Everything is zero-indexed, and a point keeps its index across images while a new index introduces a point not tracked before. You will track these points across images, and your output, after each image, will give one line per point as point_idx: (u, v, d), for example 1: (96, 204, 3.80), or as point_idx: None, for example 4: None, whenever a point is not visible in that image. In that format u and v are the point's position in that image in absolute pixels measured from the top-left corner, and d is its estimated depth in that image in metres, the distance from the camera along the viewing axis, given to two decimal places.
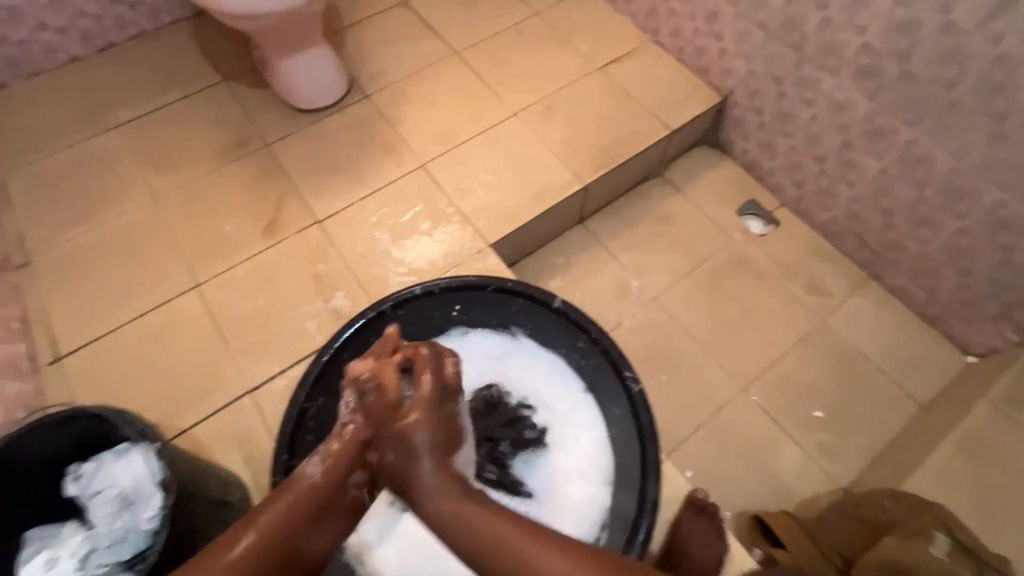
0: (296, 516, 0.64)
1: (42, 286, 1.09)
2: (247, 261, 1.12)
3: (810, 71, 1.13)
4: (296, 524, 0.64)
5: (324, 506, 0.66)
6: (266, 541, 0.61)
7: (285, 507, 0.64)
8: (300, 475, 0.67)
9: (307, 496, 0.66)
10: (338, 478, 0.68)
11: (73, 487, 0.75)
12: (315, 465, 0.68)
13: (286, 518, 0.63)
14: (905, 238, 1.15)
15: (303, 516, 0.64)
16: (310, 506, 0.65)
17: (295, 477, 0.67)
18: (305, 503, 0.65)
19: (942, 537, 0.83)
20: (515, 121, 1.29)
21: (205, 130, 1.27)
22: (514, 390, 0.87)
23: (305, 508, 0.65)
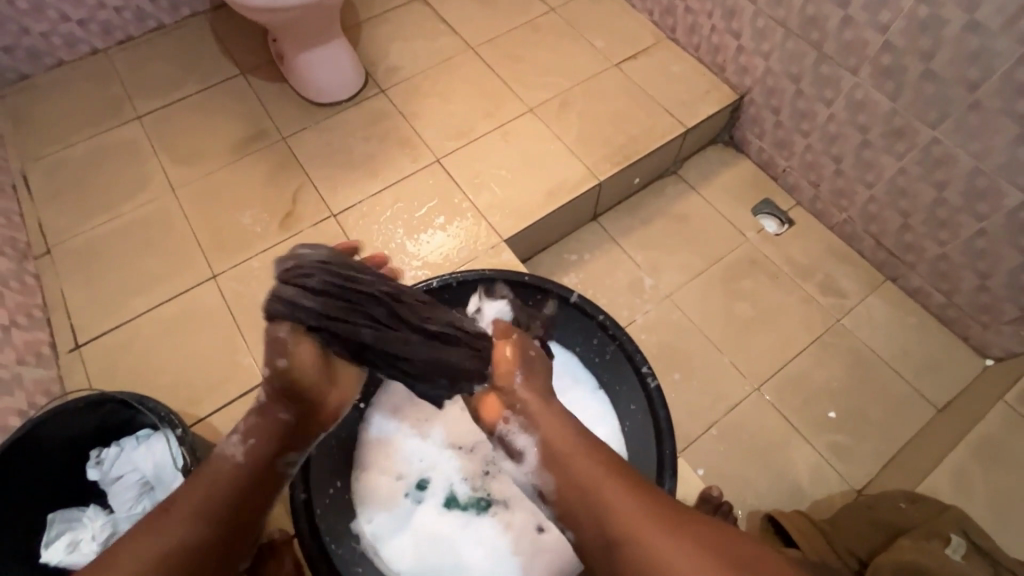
0: (227, 497, 0.61)
1: (62, 274, 1.11)
2: (264, 253, 1.13)
3: (829, 69, 1.12)
4: (227, 508, 0.60)
5: (252, 486, 0.63)
6: (195, 529, 0.57)
7: (216, 489, 0.61)
8: (219, 457, 0.63)
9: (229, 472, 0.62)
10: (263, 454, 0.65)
11: (95, 472, 0.76)
12: (235, 445, 0.64)
13: (220, 501, 0.60)
14: (924, 240, 1.14)
15: (228, 492, 0.61)
16: (240, 483, 0.62)
17: (214, 460, 0.63)
18: (231, 483, 0.62)
19: (958, 539, 0.81)
20: (530, 117, 1.29)
21: (222, 122, 1.28)
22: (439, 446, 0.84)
23: (238, 485, 0.62)
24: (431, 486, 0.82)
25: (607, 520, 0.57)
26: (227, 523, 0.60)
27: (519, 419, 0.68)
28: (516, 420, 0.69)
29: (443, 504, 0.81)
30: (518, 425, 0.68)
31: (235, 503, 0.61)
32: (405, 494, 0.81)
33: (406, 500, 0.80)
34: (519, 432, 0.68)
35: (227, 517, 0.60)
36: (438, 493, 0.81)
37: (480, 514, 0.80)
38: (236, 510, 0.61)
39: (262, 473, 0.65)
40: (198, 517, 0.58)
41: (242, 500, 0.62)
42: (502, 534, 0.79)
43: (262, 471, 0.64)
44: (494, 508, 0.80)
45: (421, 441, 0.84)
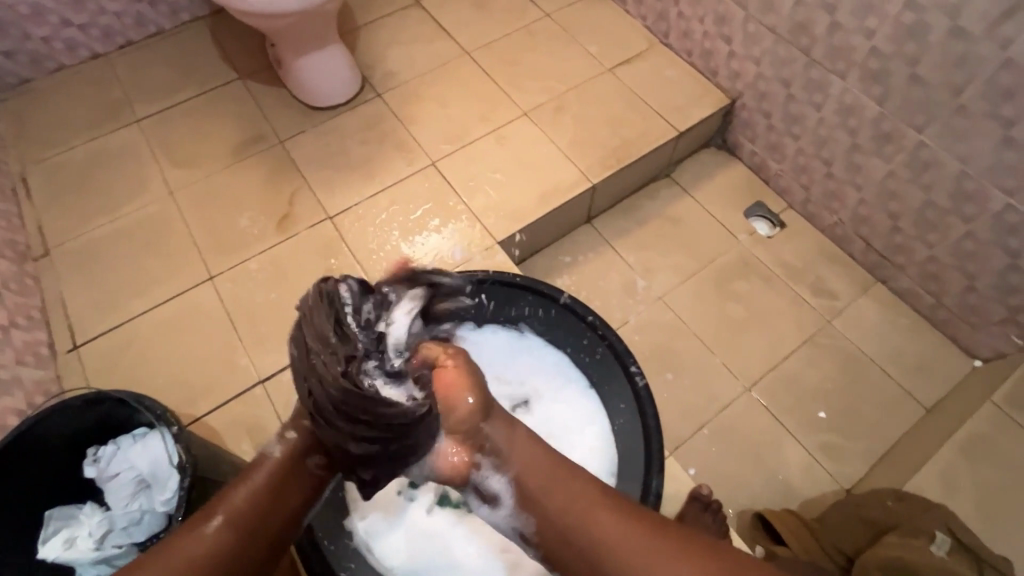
0: (260, 502, 0.61)
1: (61, 276, 1.12)
2: (260, 255, 1.15)
3: (818, 74, 1.14)
4: (258, 514, 0.61)
5: (283, 490, 0.63)
6: (224, 540, 0.58)
7: (251, 493, 0.61)
8: (261, 455, 0.64)
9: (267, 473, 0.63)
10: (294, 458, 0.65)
11: (92, 469, 0.77)
12: (274, 444, 0.65)
13: (253, 508, 0.61)
14: (913, 242, 1.15)
15: (261, 496, 0.62)
16: (274, 486, 0.63)
17: (257, 457, 0.64)
18: (265, 486, 0.62)
19: (942, 535, 0.82)
20: (524, 121, 1.31)
21: (221, 126, 1.29)
22: None
23: (269, 490, 0.62)
24: (425, 484, 0.83)
25: (601, 560, 0.55)
26: (259, 529, 0.61)
27: (490, 459, 0.61)
28: (487, 463, 0.61)
29: (436, 502, 0.82)
30: (489, 467, 0.61)
31: (266, 509, 0.62)
32: (398, 492, 0.82)
33: (400, 498, 0.81)
34: (491, 473, 0.61)
35: (255, 519, 0.60)
36: (432, 491, 0.82)
37: (473, 511, 0.81)
38: (268, 516, 0.62)
39: (294, 472, 0.65)
40: (231, 526, 0.59)
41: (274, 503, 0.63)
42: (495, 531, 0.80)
43: (295, 474, 0.65)
44: None
45: None
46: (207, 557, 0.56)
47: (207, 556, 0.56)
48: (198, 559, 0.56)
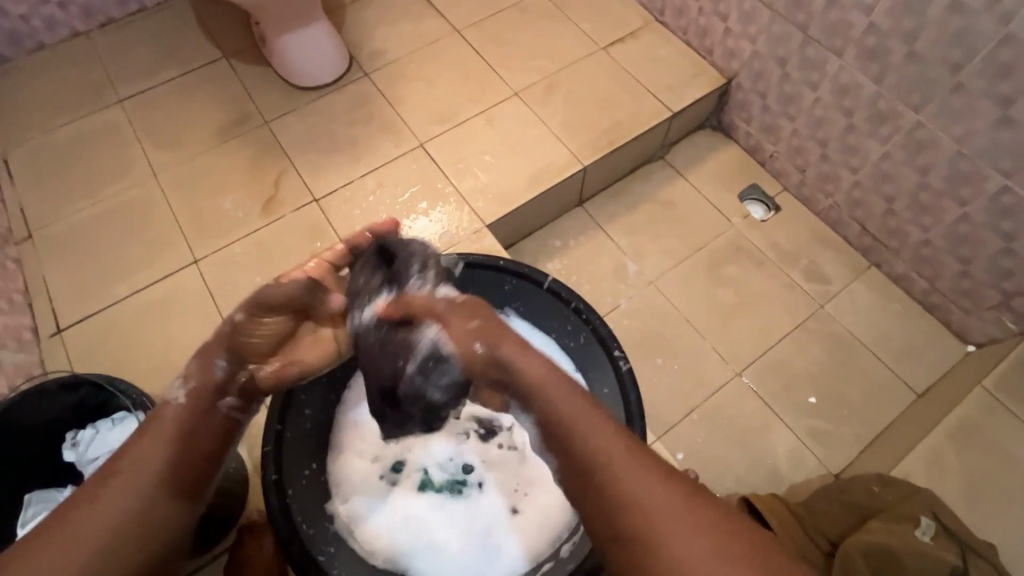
0: (177, 447, 0.60)
1: (44, 259, 1.11)
2: (245, 239, 1.13)
3: (814, 52, 1.10)
4: (177, 456, 0.60)
5: (192, 433, 0.62)
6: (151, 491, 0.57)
7: (166, 440, 0.60)
8: (164, 403, 0.64)
9: (177, 416, 0.62)
10: (204, 400, 0.64)
11: (71, 453, 0.77)
12: (179, 391, 0.65)
13: (171, 452, 0.59)
14: (907, 225, 1.13)
15: (178, 440, 0.61)
16: (186, 429, 0.62)
17: (160, 406, 0.63)
18: (177, 430, 0.61)
19: (926, 521, 0.83)
20: (515, 101, 1.28)
21: (205, 106, 1.27)
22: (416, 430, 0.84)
23: (184, 434, 0.61)
24: (407, 469, 0.83)
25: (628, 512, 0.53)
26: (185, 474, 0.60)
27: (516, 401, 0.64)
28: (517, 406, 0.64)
29: (418, 486, 0.81)
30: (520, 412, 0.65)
31: (184, 451, 0.61)
32: (380, 477, 0.81)
33: (382, 483, 0.81)
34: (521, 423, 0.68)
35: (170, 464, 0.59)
36: (413, 476, 0.82)
37: (455, 496, 0.81)
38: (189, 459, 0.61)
39: (205, 417, 0.64)
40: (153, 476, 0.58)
41: (191, 444, 0.61)
42: (477, 515, 0.80)
43: (207, 415, 0.64)
44: (469, 490, 0.81)
45: None
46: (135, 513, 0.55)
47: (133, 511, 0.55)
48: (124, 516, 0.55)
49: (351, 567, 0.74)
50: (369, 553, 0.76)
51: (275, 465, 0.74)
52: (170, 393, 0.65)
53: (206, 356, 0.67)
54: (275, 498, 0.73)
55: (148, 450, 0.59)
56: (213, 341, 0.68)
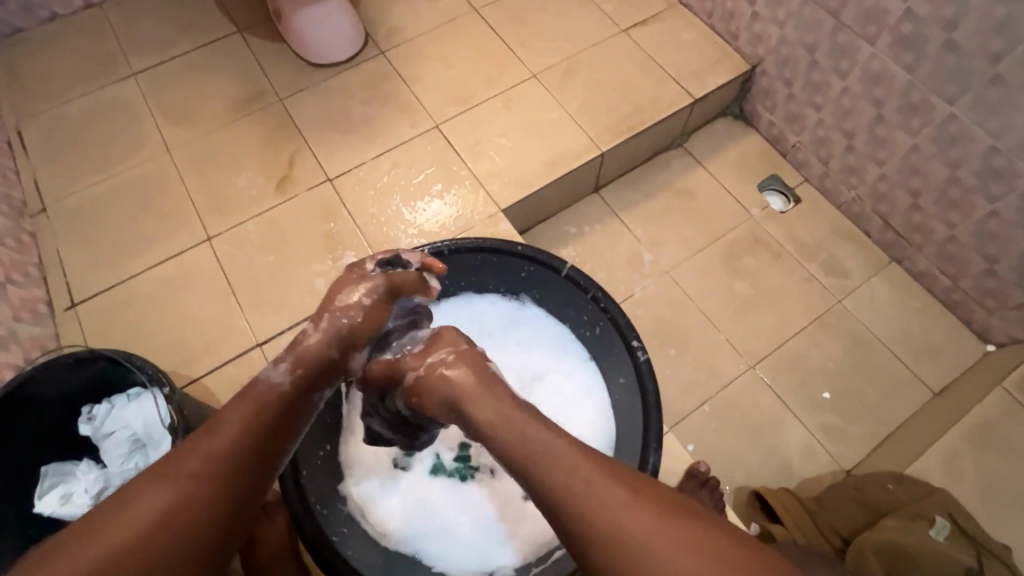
0: (254, 441, 0.56)
1: (58, 233, 1.10)
2: (258, 217, 1.12)
3: (846, 39, 1.07)
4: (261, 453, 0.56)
5: (282, 424, 0.60)
6: (216, 485, 0.51)
7: (245, 429, 0.56)
8: (262, 381, 0.61)
9: (263, 401, 0.59)
10: (301, 388, 0.63)
11: (87, 428, 0.77)
12: (280, 373, 0.62)
13: (246, 445, 0.55)
14: (933, 221, 1.11)
15: (258, 431, 0.57)
16: (272, 417, 0.59)
17: (256, 384, 0.61)
18: (260, 420, 0.58)
19: (942, 521, 0.82)
20: (533, 83, 1.25)
21: (218, 81, 1.25)
22: None
23: (264, 424, 0.58)
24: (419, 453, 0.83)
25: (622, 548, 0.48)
26: (248, 469, 0.54)
27: None
28: None
29: (429, 470, 0.82)
30: None
31: (263, 443, 0.57)
32: (392, 459, 0.81)
33: (394, 465, 0.81)
34: None
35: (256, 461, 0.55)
36: (425, 460, 0.82)
37: (466, 480, 0.81)
38: (259, 454, 0.56)
39: (297, 411, 0.62)
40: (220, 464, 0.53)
41: (274, 437, 0.58)
42: (488, 500, 0.79)
43: (297, 410, 0.62)
44: (479, 475, 0.81)
45: None
46: (189, 503, 0.49)
47: (186, 500, 0.49)
48: (176, 504, 0.49)
49: (362, 547, 0.73)
50: (379, 534, 0.76)
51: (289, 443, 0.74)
52: (270, 372, 0.62)
53: (323, 345, 0.67)
54: (291, 484, 0.72)
55: (230, 437, 0.55)
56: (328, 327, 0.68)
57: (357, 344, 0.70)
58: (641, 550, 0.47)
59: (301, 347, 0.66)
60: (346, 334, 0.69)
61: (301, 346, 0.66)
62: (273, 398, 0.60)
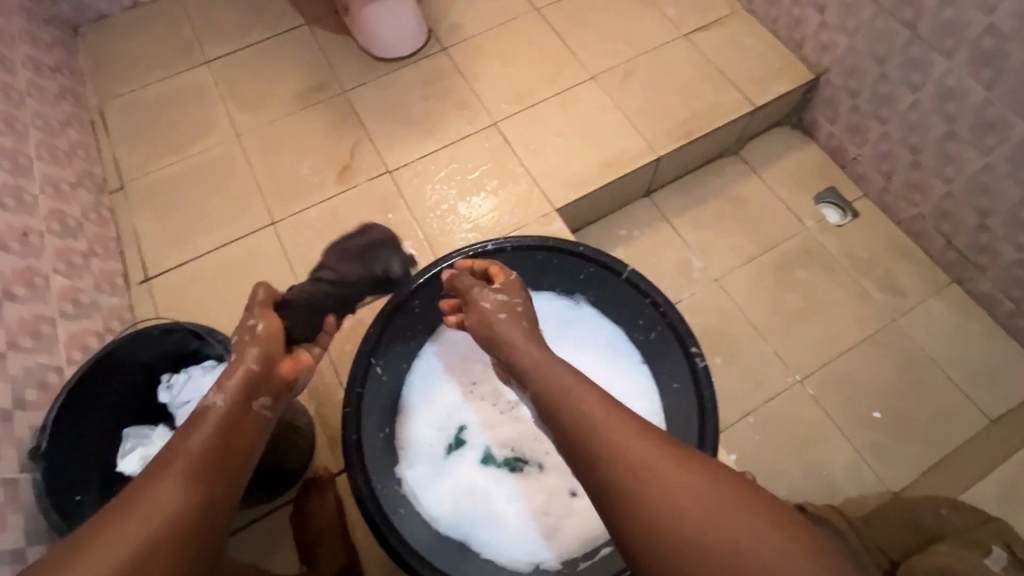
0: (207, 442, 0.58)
1: (135, 210, 1.17)
2: (320, 204, 1.16)
3: (920, 51, 1.04)
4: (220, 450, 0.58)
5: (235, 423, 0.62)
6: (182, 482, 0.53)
7: (207, 446, 0.57)
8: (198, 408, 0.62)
9: (212, 415, 0.61)
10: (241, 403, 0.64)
11: (165, 396, 0.81)
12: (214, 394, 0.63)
13: (212, 457, 0.57)
14: (1001, 242, 1.07)
15: (216, 434, 0.59)
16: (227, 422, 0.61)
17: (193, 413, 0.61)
18: (219, 437, 0.59)
19: (999, 551, 0.80)
20: (590, 85, 1.26)
21: (286, 71, 1.30)
22: (473, 407, 0.86)
23: (222, 440, 0.59)
24: (469, 442, 0.85)
25: (623, 467, 0.52)
26: (220, 479, 0.56)
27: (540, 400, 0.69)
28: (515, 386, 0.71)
29: (479, 460, 0.83)
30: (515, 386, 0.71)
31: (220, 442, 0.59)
32: (444, 446, 0.84)
33: (445, 452, 0.83)
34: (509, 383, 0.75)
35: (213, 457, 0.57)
36: (476, 449, 0.84)
37: (513, 472, 0.83)
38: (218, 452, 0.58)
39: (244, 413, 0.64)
40: (192, 479, 0.54)
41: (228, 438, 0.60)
42: (535, 493, 0.81)
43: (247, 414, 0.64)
44: (528, 468, 0.83)
45: (452, 395, 0.87)
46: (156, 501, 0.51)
47: (175, 512, 0.51)
48: (163, 520, 0.50)
49: (417, 528, 0.76)
50: (430, 518, 0.78)
51: (355, 425, 0.77)
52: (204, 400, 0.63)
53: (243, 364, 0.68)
54: (357, 466, 0.75)
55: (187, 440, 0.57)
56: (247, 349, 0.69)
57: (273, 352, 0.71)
58: (649, 474, 0.51)
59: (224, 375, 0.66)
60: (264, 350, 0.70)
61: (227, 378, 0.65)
62: (222, 416, 0.61)
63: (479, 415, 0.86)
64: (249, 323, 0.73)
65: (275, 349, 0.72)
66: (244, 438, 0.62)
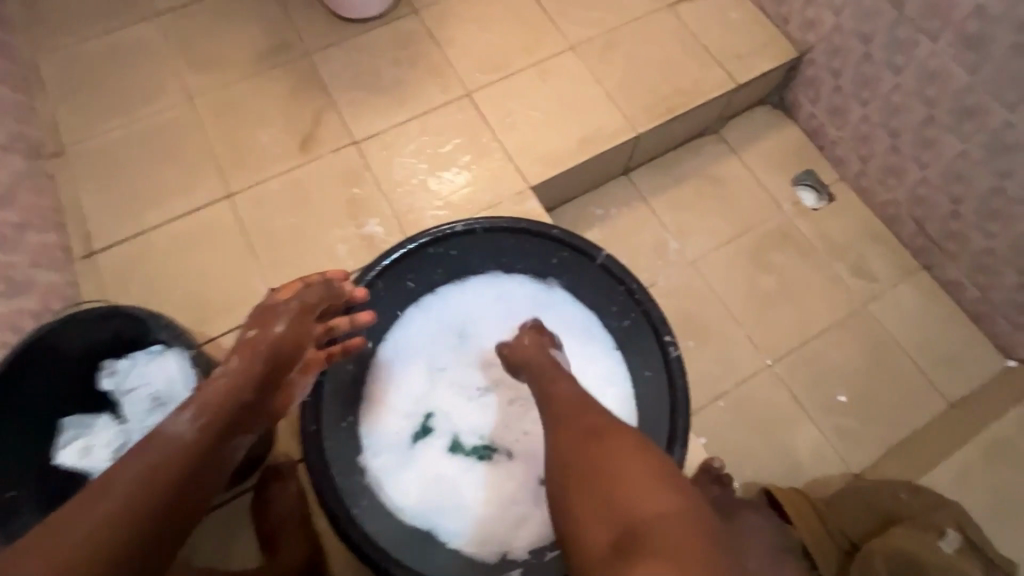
0: (186, 460, 0.56)
1: (76, 179, 1.07)
2: (280, 176, 1.09)
3: (905, 33, 1.02)
4: (189, 474, 0.56)
5: (217, 442, 0.60)
6: (142, 501, 0.52)
7: (176, 467, 0.56)
8: (184, 414, 0.59)
9: (196, 432, 0.58)
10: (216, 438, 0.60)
11: (107, 382, 0.75)
12: (203, 404, 0.60)
13: (179, 478, 0.55)
14: (971, 230, 1.08)
15: (194, 452, 0.57)
16: (211, 439, 0.59)
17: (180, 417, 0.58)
18: (196, 455, 0.57)
19: (953, 533, 0.82)
20: (570, 56, 1.20)
21: (243, 30, 1.20)
22: (442, 395, 0.83)
23: (195, 464, 0.57)
24: (436, 429, 0.82)
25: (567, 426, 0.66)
26: (173, 512, 0.54)
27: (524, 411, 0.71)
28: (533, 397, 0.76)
29: (447, 448, 0.81)
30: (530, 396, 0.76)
31: (196, 461, 0.57)
32: (410, 434, 0.81)
33: (411, 440, 0.81)
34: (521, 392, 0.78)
35: (185, 475, 0.56)
36: (443, 437, 0.81)
37: (482, 461, 0.81)
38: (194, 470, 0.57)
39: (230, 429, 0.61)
40: (142, 510, 0.52)
41: (207, 455, 0.58)
42: (503, 482, 0.79)
43: (234, 430, 0.62)
44: (496, 456, 0.81)
45: (418, 380, 0.83)
46: (109, 517, 0.50)
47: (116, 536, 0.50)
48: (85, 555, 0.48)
49: (380, 519, 0.74)
50: (394, 508, 0.76)
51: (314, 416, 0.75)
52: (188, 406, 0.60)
53: (236, 387, 0.63)
54: (316, 455, 0.74)
55: (168, 453, 0.56)
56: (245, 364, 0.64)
57: (281, 368, 0.67)
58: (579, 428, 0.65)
59: (229, 376, 0.63)
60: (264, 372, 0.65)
61: (224, 387, 0.62)
62: (201, 437, 0.58)
63: (447, 402, 0.83)
64: (278, 326, 0.68)
65: (287, 357, 0.68)
66: (218, 458, 0.60)
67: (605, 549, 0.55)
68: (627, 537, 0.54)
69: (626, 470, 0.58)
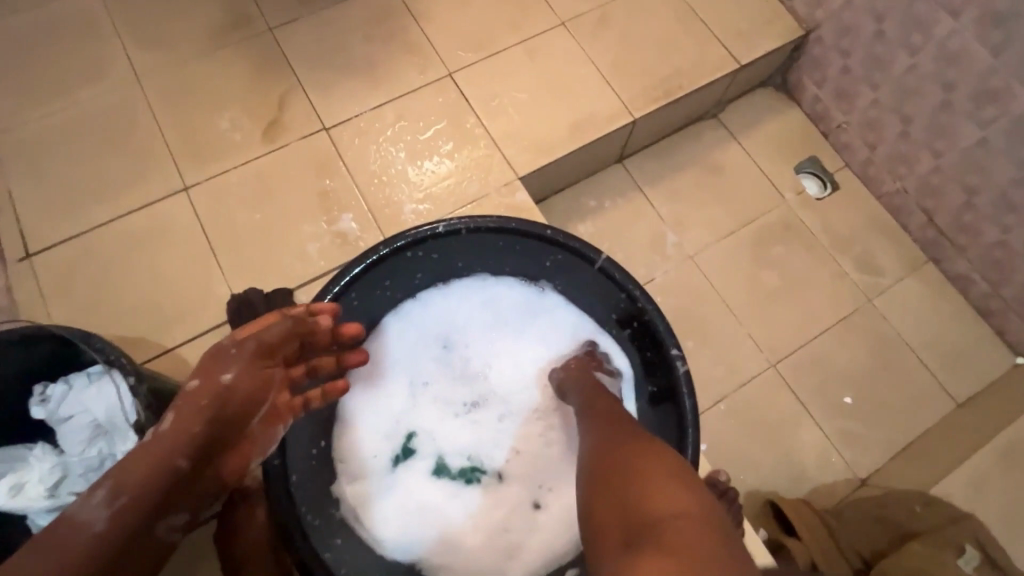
0: (108, 543, 0.51)
1: (8, 170, 0.96)
2: (242, 166, 0.99)
3: (924, 9, 0.95)
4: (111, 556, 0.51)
5: (146, 523, 0.54)
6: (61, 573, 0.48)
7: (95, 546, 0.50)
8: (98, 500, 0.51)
9: (115, 518, 0.52)
10: (138, 524, 0.53)
11: (39, 410, 0.66)
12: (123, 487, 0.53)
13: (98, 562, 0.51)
14: (985, 222, 1.02)
15: (116, 535, 0.52)
16: (136, 522, 0.53)
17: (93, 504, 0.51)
18: (117, 541, 0.52)
19: (972, 551, 0.81)
20: (561, 32, 1.10)
21: (197, 1, 1.08)
22: (427, 412, 0.76)
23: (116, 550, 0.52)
24: (419, 451, 0.74)
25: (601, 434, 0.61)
26: None
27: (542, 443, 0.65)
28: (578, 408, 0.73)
29: (431, 471, 0.73)
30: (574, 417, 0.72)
31: (120, 543, 0.52)
32: (390, 457, 0.73)
33: (392, 463, 0.73)
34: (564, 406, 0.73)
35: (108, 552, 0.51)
36: (426, 459, 0.74)
37: (470, 484, 0.73)
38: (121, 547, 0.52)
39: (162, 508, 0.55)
40: None
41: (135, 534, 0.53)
42: (493, 507, 0.72)
43: (167, 507, 0.56)
44: (486, 479, 0.74)
45: (398, 396, 0.76)
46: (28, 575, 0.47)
47: None
48: None
49: (360, 556, 0.67)
50: (373, 541, 0.68)
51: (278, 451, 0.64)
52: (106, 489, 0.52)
53: (164, 461, 0.55)
54: (283, 499, 0.63)
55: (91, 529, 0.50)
56: (179, 430, 0.56)
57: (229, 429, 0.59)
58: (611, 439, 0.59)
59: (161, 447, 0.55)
60: (203, 439, 0.57)
61: (153, 461, 0.54)
62: (123, 522, 0.52)
63: (432, 420, 0.76)
64: (227, 377, 0.59)
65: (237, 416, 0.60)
66: (147, 539, 0.55)
67: (615, 543, 0.48)
68: (636, 533, 0.47)
69: (650, 478, 0.51)
